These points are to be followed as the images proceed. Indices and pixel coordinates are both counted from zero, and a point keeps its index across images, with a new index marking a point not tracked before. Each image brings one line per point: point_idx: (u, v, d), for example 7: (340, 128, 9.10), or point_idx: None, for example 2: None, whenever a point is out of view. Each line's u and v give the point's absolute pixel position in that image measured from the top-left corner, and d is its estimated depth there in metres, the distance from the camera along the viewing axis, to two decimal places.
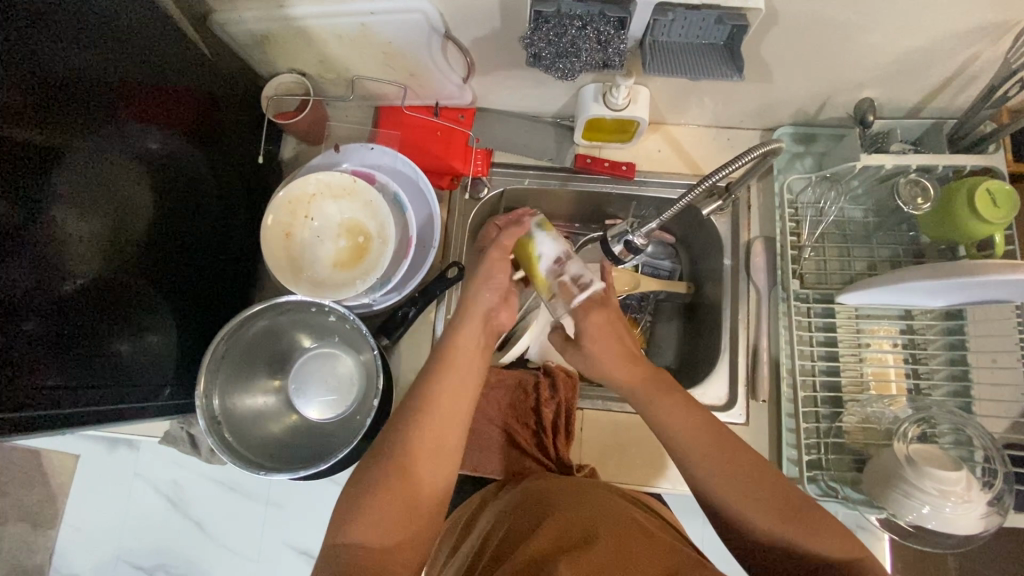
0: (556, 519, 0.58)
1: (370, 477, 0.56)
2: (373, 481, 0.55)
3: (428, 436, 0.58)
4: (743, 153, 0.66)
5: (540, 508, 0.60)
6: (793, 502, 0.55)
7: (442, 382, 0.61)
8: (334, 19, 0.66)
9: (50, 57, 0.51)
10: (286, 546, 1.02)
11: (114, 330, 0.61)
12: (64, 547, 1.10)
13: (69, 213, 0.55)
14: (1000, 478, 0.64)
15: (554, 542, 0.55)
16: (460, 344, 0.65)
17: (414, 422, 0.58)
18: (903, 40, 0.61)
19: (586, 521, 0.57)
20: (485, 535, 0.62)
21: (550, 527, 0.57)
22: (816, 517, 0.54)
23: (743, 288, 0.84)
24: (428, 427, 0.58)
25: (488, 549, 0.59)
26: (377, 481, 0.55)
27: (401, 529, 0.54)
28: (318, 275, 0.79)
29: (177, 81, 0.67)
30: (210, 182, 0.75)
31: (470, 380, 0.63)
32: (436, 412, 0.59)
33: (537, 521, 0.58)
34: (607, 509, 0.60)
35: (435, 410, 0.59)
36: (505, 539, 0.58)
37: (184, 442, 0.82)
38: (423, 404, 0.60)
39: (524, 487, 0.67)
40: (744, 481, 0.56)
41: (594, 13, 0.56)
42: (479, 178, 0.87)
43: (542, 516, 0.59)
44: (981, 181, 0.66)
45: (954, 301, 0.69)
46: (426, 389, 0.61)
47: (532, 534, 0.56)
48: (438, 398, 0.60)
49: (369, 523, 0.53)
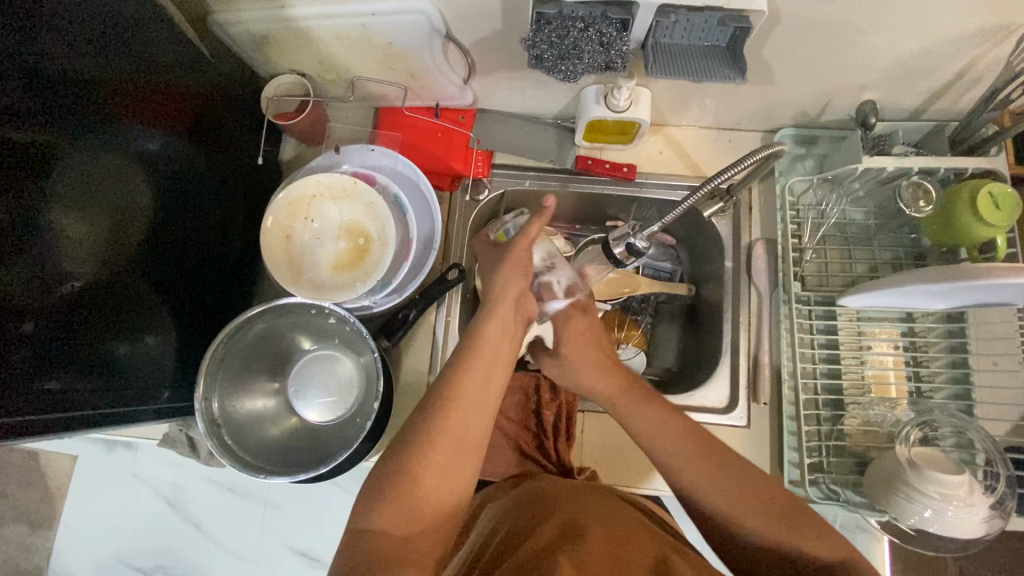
0: (556, 519, 0.58)
1: (391, 471, 0.55)
2: (396, 472, 0.55)
3: (450, 430, 0.57)
4: (745, 157, 0.66)
5: (542, 509, 0.60)
6: (769, 499, 0.55)
7: (466, 376, 0.60)
8: (335, 19, 0.66)
9: (48, 57, 0.51)
10: (285, 547, 1.02)
11: (111, 332, 0.60)
12: (62, 548, 1.09)
13: (68, 214, 0.55)
14: (1002, 481, 0.64)
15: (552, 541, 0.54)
16: (490, 333, 0.63)
17: (431, 421, 0.57)
18: (906, 42, 0.61)
19: (588, 521, 0.57)
20: (489, 531, 0.62)
21: (550, 527, 0.56)
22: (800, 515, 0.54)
23: (745, 290, 0.84)
24: (454, 422, 0.57)
25: (490, 547, 0.58)
26: (401, 471, 0.55)
27: (425, 521, 0.54)
28: (319, 277, 0.78)
29: (175, 80, 0.66)
30: (208, 180, 0.74)
31: (495, 376, 0.62)
32: (458, 405, 0.58)
33: (535, 523, 0.58)
34: (614, 510, 0.60)
35: (460, 405, 0.58)
36: (506, 538, 0.58)
37: (183, 444, 0.82)
38: (447, 397, 0.58)
39: (530, 487, 0.67)
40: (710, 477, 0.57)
41: (597, 14, 0.56)
42: (480, 179, 0.87)
43: (546, 516, 0.59)
44: (983, 183, 0.66)
45: (955, 304, 0.69)
46: (450, 385, 0.59)
47: (534, 533, 0.56)
48: (465, 392, 0.59)
49: (391, 514, 0.53)
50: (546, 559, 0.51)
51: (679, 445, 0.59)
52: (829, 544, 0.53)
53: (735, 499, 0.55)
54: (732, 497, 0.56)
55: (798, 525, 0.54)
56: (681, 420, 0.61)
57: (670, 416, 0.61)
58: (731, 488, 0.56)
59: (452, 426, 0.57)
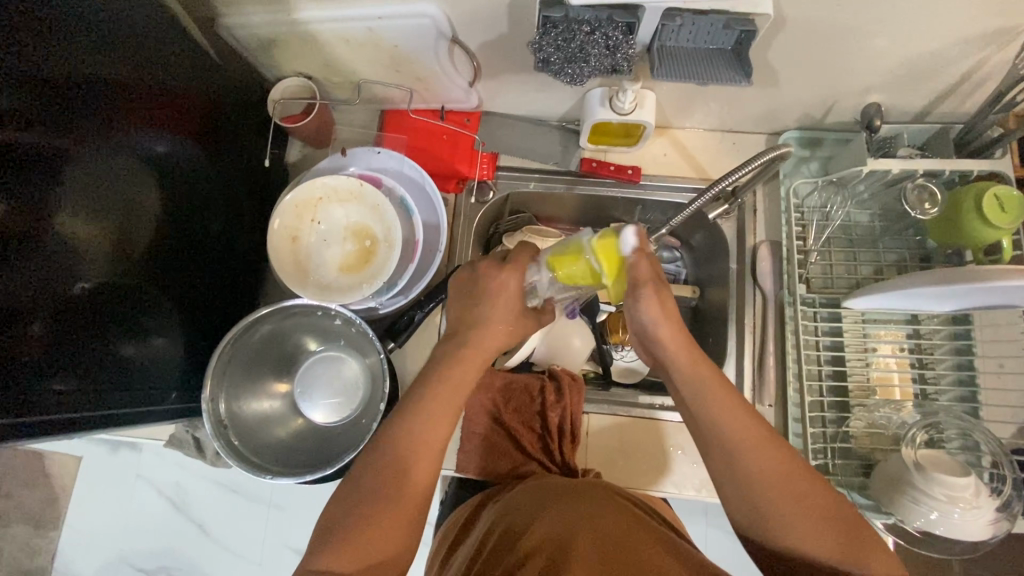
0: (550, 519, 0.57)
1: (346, 497, 0.54)
2: (351, 510, 0.53)
3: (397, 459, 0.54)
4: (750, 160, 0.68)
5: (545, 503, 0.61)
6: (816, 506, 0.50)
7: (419, 416, 0.56)
8: (342, 22, 0.66)
9: (56, 62, 0.51)
10: (288, 548, 1.03)
11: (121, 334, 0.61)
12: (67, 550, 1.10)
13: (75, 217, 0.55)
14: (1009, 484, 0.64)
15: (550, 541, 0.54)
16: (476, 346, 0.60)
17: (387, 466, 0.54)
18: (909, 45, 0.61)
19: (575, 523, 0.56)
20: (491, 522, 0.62)
21: (544, 524, 0.57)
22: (842, 522, 0.49)
23: (749, 292, 0.84)
24: (406, 465, 0.55)
25: (491, 539, 0.59)
26: (352, 510, 0.53)
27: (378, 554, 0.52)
28: (325, 279, 0.79)
29: (180, 83, 0.66)
30: (216, 189, 0.75)
31: (445, 403, 0.57)
32: (409, 450, 0.55)
33: (528, 525, 0.57)
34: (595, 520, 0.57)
35: (411, 450, 0.55)
36: (508, 528, 0.59)
37: (189, 444, 0.82)
38: (399, 440, 0.55)
39: (513, 499, 0.64)
40: (766, 470, 0.51)
41: (603, 19, 0.56)
42: (485, 182, 0.87)
43: (547, 507, 0.60)
44: (990, 185, 0.66)
45: (962, 305, 0.69)
46: (406, 421, 0.56)
47: (537, 522, 0.57)
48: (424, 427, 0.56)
49: (342, 552, 0.51)
50: (553, 549, 0.52)
51: (747, 436, 0.52)
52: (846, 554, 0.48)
53: (780, 495, 0.50)
54: (786, 487, 0.50)
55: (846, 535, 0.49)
56: (764, 419, 0.53)
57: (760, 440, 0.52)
58: (785, 480, 0.50)
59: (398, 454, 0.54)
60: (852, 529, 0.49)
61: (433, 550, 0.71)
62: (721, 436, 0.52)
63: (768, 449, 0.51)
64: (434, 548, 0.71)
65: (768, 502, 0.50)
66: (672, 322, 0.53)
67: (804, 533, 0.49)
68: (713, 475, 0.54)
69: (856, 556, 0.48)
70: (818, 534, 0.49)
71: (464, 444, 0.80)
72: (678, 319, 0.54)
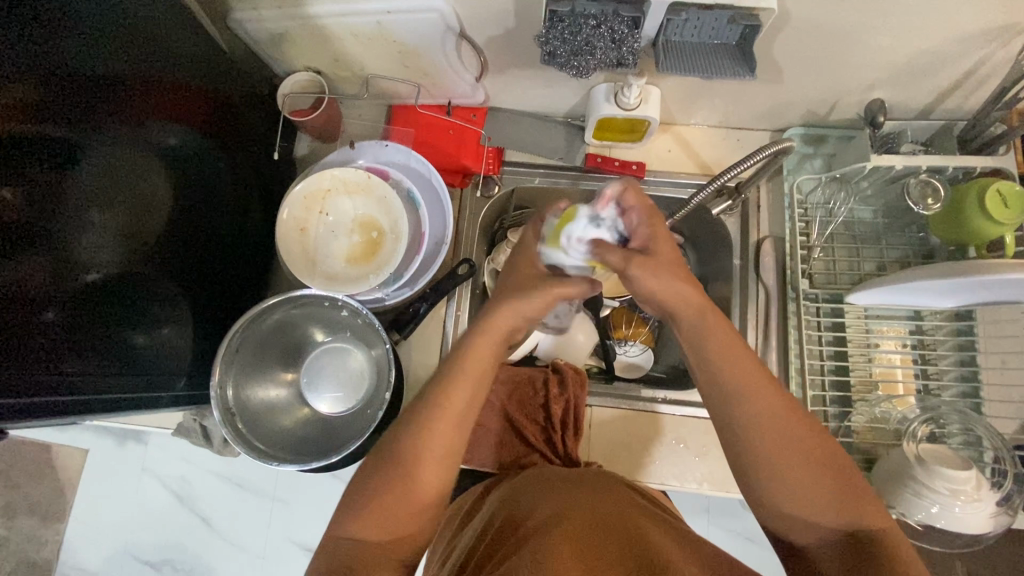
0: (555, 497, 0.59)
1: (366, 476, 0.55)
2: (380, 480, 0.54)
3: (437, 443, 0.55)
4: (753, 154, 0.68)
5: (548, 486, 0.62)
6: (818, 463, 0.49)
7: (448, 394, 0.56)
8: (352, 17, 0.67)
9: (69, 53, 0.52)
10: (290, 542, 1.04)
11: (132, 323, 0.62)
12: (71, 542, 1.11)
13: (87, 206, 0.56)
14: (1010, 479, 0.65)
15: (551, 519, 0.55)
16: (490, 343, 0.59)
17: (407, 441, 0.55)
18: (913, 42, 0.62)
19: (580, 505, 0.57)
20: (497, 505, 0.63)
21: (545, 505, 0.58)
22: (844, 480, 0.49)
23: (753, 287, 0.84)
24: (436, 441, 0.55)
25: (490, 528, 0.59)
26: (386, 482, 0.54)
27: (401, 528, 0.54)
28: (333, 269, 0.81)
29: (192, 76, 0.67)
30: (224, 179, 0.75)
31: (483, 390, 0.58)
32: (436, 425, 0.55)
33: (531, 506, 0.58)
34: (597, 504, 0.58)
35: (440, 422, 0.55)
36: (508, 514, 0.59)
37: (197, 434, 0.83)
38: (422, 424, 0.55)
39: (521, 481, 0.65)
40: (771, 420, 0.51)
41: (609, 12, 0.57)
42: (490, 176, 0.88)
43: (548, 493, 0.60)
44: (992, 182, 0.66)
45: (964, 302, 0.70)
46: (437, 399, 0.56)
47: (536, 510, 0.57)
48: (452, 408, 0.56)
49: (367, 522, 0.53)
50: (540, 538, 0.52)
51: (751, 382, 0.52)
52: (845, 511, 0.48)
53: (783, 440, 0.50)
54: (785, 436, 0.50)
55: (848, 495, 0.49)
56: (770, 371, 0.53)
57: (767, 394, 0.51)
58: (790, 440, 0.50)
59: (439, 434, 0.55)
60: (851, 486, 0.49)
61: (442, 528, 0.72)
62: (721, 377, 0.52)
63: (774, 404, 0.51)
64: (438, 535, 0.72)
65: (767, 451, 0.50)
66: (660, 279, 0.51)
67: (801, 487, 0.49)
68: (714, 420, 0.54)
69: (858, 511, 0.48)
70: (814, 491, 0.49)
71: (471, 435, 0.81)
72: (687, 271, 0.53)
